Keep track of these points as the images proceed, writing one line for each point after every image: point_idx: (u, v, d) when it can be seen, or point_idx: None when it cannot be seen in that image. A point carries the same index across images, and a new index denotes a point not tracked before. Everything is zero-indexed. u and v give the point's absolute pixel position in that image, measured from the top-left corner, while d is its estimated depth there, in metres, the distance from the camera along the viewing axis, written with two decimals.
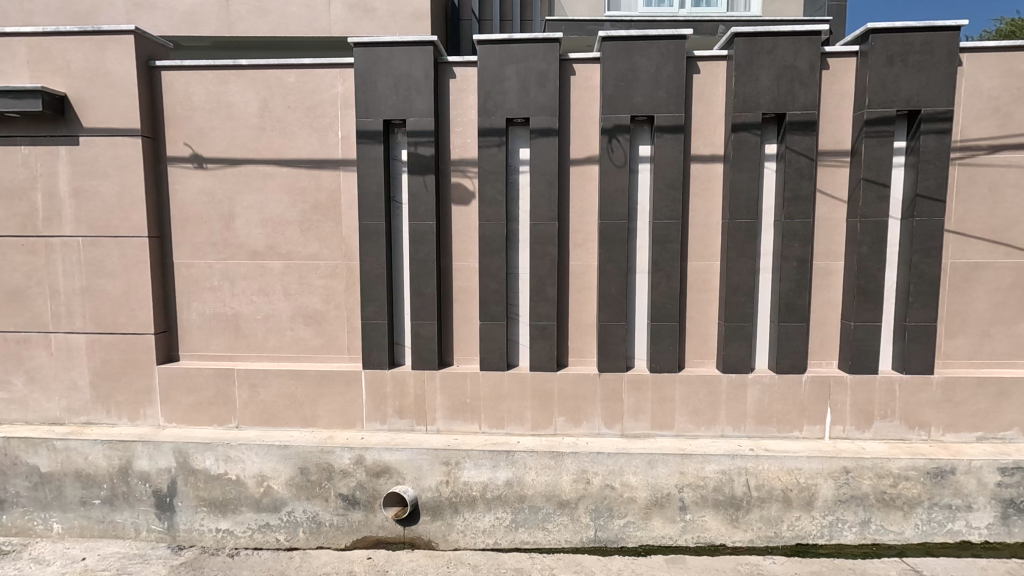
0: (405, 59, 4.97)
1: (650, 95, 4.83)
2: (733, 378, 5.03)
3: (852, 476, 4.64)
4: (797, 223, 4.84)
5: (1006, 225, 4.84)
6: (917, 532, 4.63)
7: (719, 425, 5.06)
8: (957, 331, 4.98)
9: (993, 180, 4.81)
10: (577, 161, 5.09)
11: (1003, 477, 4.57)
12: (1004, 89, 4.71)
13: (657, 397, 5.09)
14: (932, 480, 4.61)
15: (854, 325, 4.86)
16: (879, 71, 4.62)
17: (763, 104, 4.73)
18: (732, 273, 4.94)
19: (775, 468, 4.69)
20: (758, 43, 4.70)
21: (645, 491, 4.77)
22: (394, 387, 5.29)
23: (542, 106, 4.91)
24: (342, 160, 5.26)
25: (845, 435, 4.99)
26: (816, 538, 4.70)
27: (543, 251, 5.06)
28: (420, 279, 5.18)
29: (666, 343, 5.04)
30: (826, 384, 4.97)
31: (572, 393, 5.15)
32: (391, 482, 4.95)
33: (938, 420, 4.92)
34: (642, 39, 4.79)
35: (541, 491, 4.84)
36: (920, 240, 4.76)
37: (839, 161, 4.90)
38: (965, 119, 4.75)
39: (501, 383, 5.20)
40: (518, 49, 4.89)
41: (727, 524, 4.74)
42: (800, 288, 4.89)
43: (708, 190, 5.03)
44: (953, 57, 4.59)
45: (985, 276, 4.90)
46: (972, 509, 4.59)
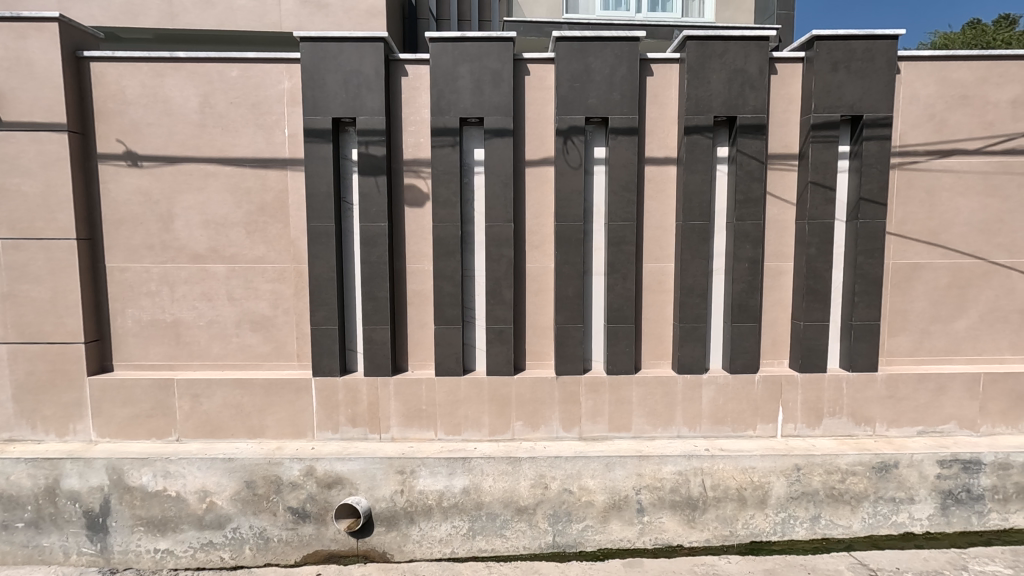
0: (355, 56, 4.81)
1: (605, 96, 4.82)
2: (688, 379, 5.06)
3: (803, 473, 4.74)
4: (749, 225, 4.91)
5: (942, 227, 5.04)
6: (864, 525, 4.76)
7: (675, 425, 5.09)
8: (899, 329, 5.15)
9: (930, 185, 5.00)
10: (533, 162, 5.03)
11: (942, 469, 4.74)
12: (939, 97, 4.91)
13: (614, 399, 5.08)
14: (877, 475, 4.74)
15: (803, 324, 4.97)
16: (825, 78, 4.74)
17: (714, 107, 4.79)
18: (687, 274, 4.97)
19: (729, 467, 4.74)
20: (710, 47, 4.75)
21: (603, 494, 4.75)
22: (347, 395, 5.11)
23: (496, 106, 4.84)
24: (290, 159, 5.06)
25: (796, 432, 5.09)
26: (770, 535, 4.77)
27: (499, 254, 4.98)
28: (373, 283, 5.01)
29: (622, 344, 5.04)
30: (778, 383, 5.06)
31: (530, 397, 5.09)
32: (343, 493, 4.76)
33: (882, 416, 5.08)
34: (596, 40, 4.78)
35: (499, 498, 4.75)
36: (864, 242, 4.91)
37: (788, 164, 5.00)
38: (904, 125, 4.93)
39: (457, 388, 5.09)
40: (472, 48, 4.80)
41: (684, 524, 4.76)
42: (752, 289, 4.97)
43: (663, 192, 5.06)
44: (892, 66, 4.76)
45: (924, 276, 5.09)
46: (914, 501, 4.74)
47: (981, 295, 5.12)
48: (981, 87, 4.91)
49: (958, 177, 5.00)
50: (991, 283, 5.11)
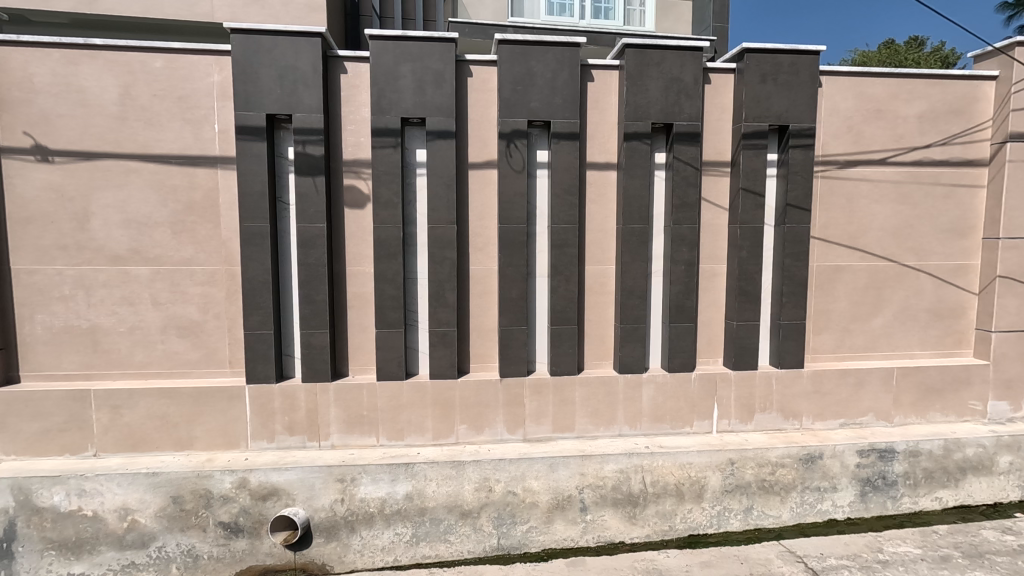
0: (291, 51, 4.64)
1: (547, 101, 4.87)
2: (629, 378, 5.17)
3: (736, 466, 4.94)
4: (685, 228, 5.08)
5: (860, 231, 5.38)
6: (793, 514, 5.01)
7: (617, 424, 5.19)
8: (823, 328, 5.47)
9: (849, 193, 5.33)
10: (476, 165, 5.02)
11: (861, 459, 5.06)
12: (856, 110, 5.25)
13: (558, 400, 5.12)
14: (804, 466, 5.01)
15: (736, 324, 5.19)
16: (754, 89, 4.97)
17: (652, 114, 4.92)
18: (627, 276, 5.09)
19: (668, 463, 4.87)
20: (647, 55, 4.88)
21: (547, 494, 4.78)
22: (283, 402, 4.92)
23: (439, 106, 4.80)
24: (220, 157, 4.82)
25: (730, 428, 5.30)
26: (706, 528, 4.94)
27: (442, 256, 4.93)
28: (310, 285, 4.84)
29: (565, 346, 5.10)
30: (713, 381, 5.26)
31: (474, 400, 5.06)
32: (280, 505, 4.57)
33: (808, 410, 5.36)
34: (538, 44, 4.82)
35: (442, 502, 4.70)
36: (791, 246, 5.18)
37: (721, 171, 5.21)
38: (826, 136, 5.24)
39: (400, 392, 5.00)
40: (413, 48, 4.73)
41: (626, 521, 4.86)
42: (688, 290, 5.14)
43: (604, 196, 5.16)
44: (814, 79, 5.05)
45: (844, 278, 5.42)
46: (836, 489, 5.04)
47: (895, 295, 5.51)
48: (892, 102, 5.29)
49: (873, 186, 5.36)
50: (904, 284, 5.51)
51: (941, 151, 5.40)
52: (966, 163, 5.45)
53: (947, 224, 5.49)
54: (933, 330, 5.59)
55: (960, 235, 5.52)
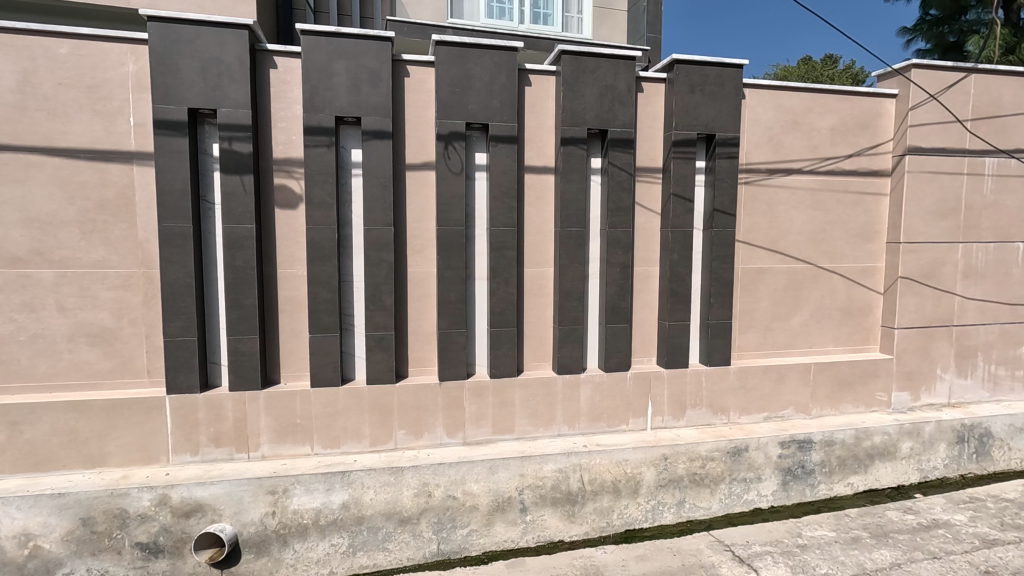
0: (215, 43, 4.41)
1: (485, 103, 4.88)
2: (568, 379, 5.26)
3: (669, 461, 5.12)
4: (620, 232, 5.23)
5: (781, 235, 5.72)
6: (722, 505, 5.26)
7: (556, 424, 5.26)
8: (747, 326, 5.77)
9: (770, 199, 5.66)
10: (413, 166, 4.95)
11: (783, 450, 5.37)
12: (776, 122, 5.58)
13: (497, 403, 5.13)
14: (732, 458, 5.26)
15: (669, 324, 5.39)
16: (683, 98, 5.19)
17: (588, 120, 5.04)
18: (565, 278, 5.17)
19: (605, 461, 4.99)
20: (583, 62, 4.99)
21: (487, 497, 4.78)
22: (208, 412, 4.66)
23: (374, 106, 4.70)
24: (136, 152, 4.52)
25: (664, 424, 5.50)
26: (641, 522, 5.10)
27: (379, 258, 4.83)
28: (238, 289, 4.62)
29: (505, 348, 5.12)
30: (647, 379, 5.43)
31: (412, 404, 4.99)
32: (204, 521, 4.32)
33: (735, 405, 5.64)
34: (476, 47, 4.82)
35: (380, 510, 4.59)
36: (718, 249, 5.44)
37: (653, 177, 5.40)
38: (749, 145, 5.54)
39: (335, 399, 4.85)
40: (347, 45, 4.61)
41: (565, 519, 4.93)
42: (623, 292, 5.29)
43: (542, 199, 5.22)
44: (738, 91, 5.33)
45: (766, 279, 5.75)
46: (761, 479, 5.33)
47: (811, 295, 5.90)
48: (807, 115, 5.66)
49: (791, 193, 5.71)
50: (819, 285, 5.90)
51: (850, 162, 5.84)
52: (872, 173, 5.91)
53: (856, 229, 5.94)
54: (845, 328, 6.03)
55: (867, 239, 5.99)
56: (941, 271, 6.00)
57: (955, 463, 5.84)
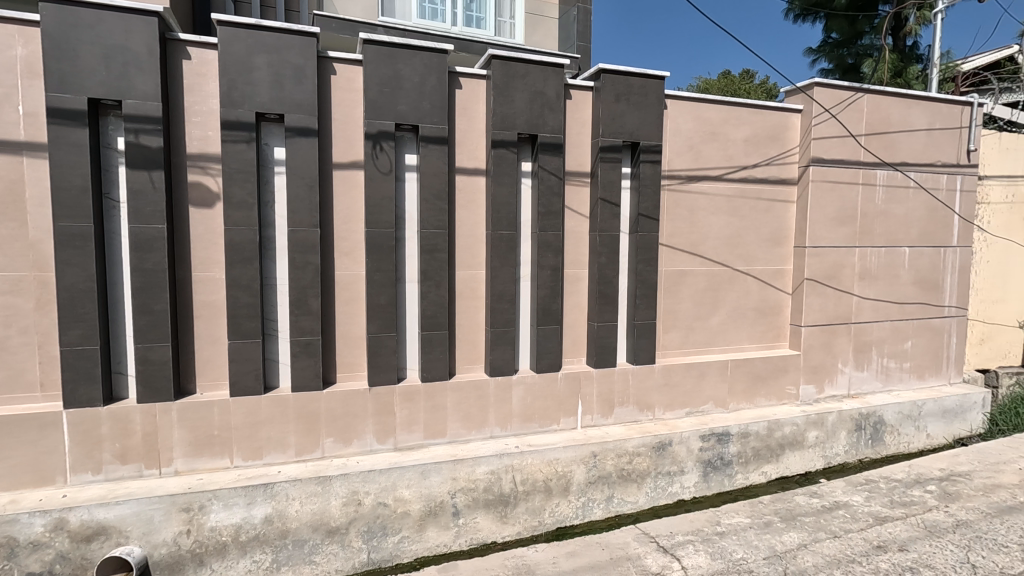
0: (120, 29, 4.10)
1: (415, 104, 4.83)
2: (500, 381, 5.28)
3: (598, 458, 5.27)
4: (550, 235, 5.32)
5: (700, 239, 6.04)
6: (648, 498, 5.49)
7: (488, 426, 5.28)
8: (671, 326, 6.04)
9: (690, 205, 5.96)
10: (341, 166, 4.82)
11: (704, 443, 5.66)
12: (696, 132, 5.88)
13: (429, 406, 5.08)
14: (657, 453, 5.49)
15: (597, 325, 5.54)
16: (610, 106, 5.37)
17: (518, 124, 5.10)
18: (496, 281, 5.20)
19: (536, 461, 5.06)
20: (513, 67, 5.05)
21: (419, 502, 4.72)
22: (113, 427, 4.32)
23: (299, 103, 4.53)
24: (27, 144, 4.12)
25: (593, 422, 5.65)
26: (572, 519, 5.24)
27: (304, 261, 4.66)
28: (147, 294, 4.31)
29: (437, 351, 5.08)
30: (577, 379, 5.55)
31: (341, 411, 4.84)
32: (108, 545, 3.99)
33: (660, 402, 5.88)
34: (405, 47, 4.77)
35: (307, 522, 4.43)
36: (643, 252, 5.66)
37: (582, 181, 5.54)
38: (671, 153, 5.81)
39: (257, 408, 4.62)
40: (269, 39, 4.43)
41: (497, 521, 4.97)
42: (554, 294, 5.39)
43: (473, 202, 5.23)
44: (660, 101, 5.59)
45: (688, 281, 6.05)
46: (683, 472, 5.60)
47: (728, 296, 6.26)
48: (723, 126, 6.01)
49: (709, 199, 6.04)
50: (735, 287, 6.28)
51: (762, 171, 6.25)
52: (781, 182, 6.37)
53: (767, 234, 6.36)
54: (758, 326, 6.44)
55: (777, 243, 6.43)
56: (840, 273, 6.55)
57: (854, 449, 6.39)
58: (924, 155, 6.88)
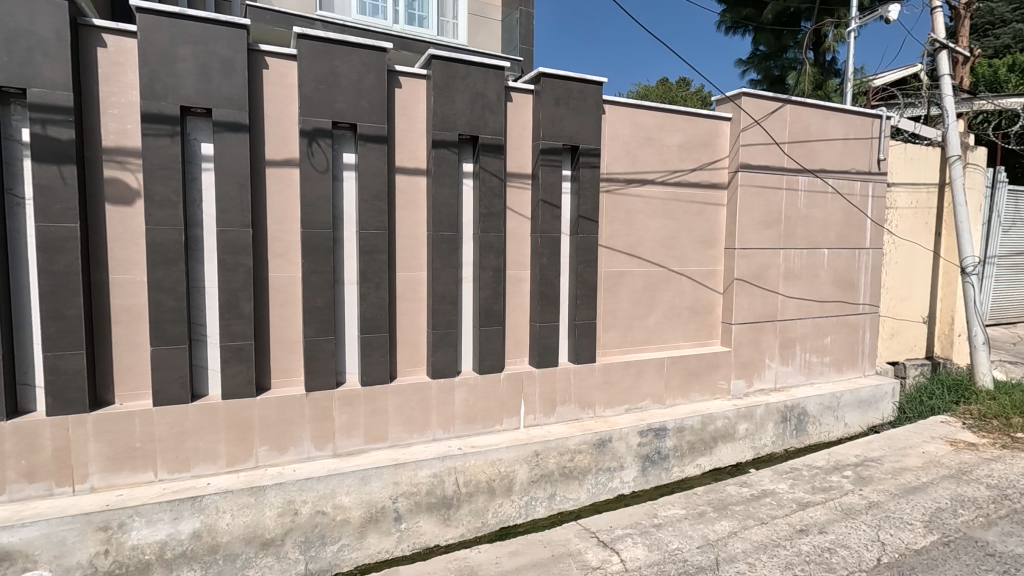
0: (24, 12, 3.78)
1: (352, 103, 4.73)
2: (442, 383, 5.25)
3: (541, 457, 5.33)
4: (492, 236, 5.34)
5: (638, 241, 6.23)
6: (589, 495, 5.61)
7: (431, 429, 5.23)
8: (611, 325, 6.19)
9: (628, 208, 6.14)
10: (274, 164, 4.64)
11: (642, 438, 5.84)
12: (632, 137, 6.07)
13: (369, 410, 4.98)
14: (597, 450, 5.61)
15: (539, 325, 5.61)
16: (549, 110, 5.45)
17: (459, 125, 5.09)
18: (438, 282, 5.17)
19: (479, 462, 5.06)
20: (453, 68, 5.03)
21: (359, 509, 4.61)
22: (17, 443, 3.97)
23: (228, 97, 4.34)
24: None
25: (536, 422, 5.71)
26: (515, 519, 5.28)
27: (235, 262, 4.46)
28: (57, 298, 3.99)
29: (377, 355, 4.99)
30: (520, 379, 5.60)
31: (275, 418, 4.67)
32: (13, 571, 3.67)
33: (600, 400, 6.02)
34: (342, 44, 4.66)
35: (239, 535, 4.24)
36: (583, 254, 5.79)
37: (524, 183, 5.59)
38: (609, 157, 5.96)
39: (183, 418, 4.38)
40: (194, 29, 4.22)
41: (440, 524, 4.94)
42: (496, 295, 5.41)
43: (413, 202, 5.17)
44: (598, 106, 5.72)
45: (626, 281, 6.22)
46: (623, 468, 5.76)
47: (664, 296, 6.49)
48: (659, 132, 6.22)
49: (646, 203, 6.24)
50: (671, 286, 6.52)
51: (695, 176, 6.52)
52: (713, 187, 6.66)
53: (700, 236, 6.64)
54: (692, 325, 6.71)
55: (709, 245, 6.72)
56: (767, 273, 6.92)
57: (780, 440, 6.78)
58: (840, 163, 7.39)
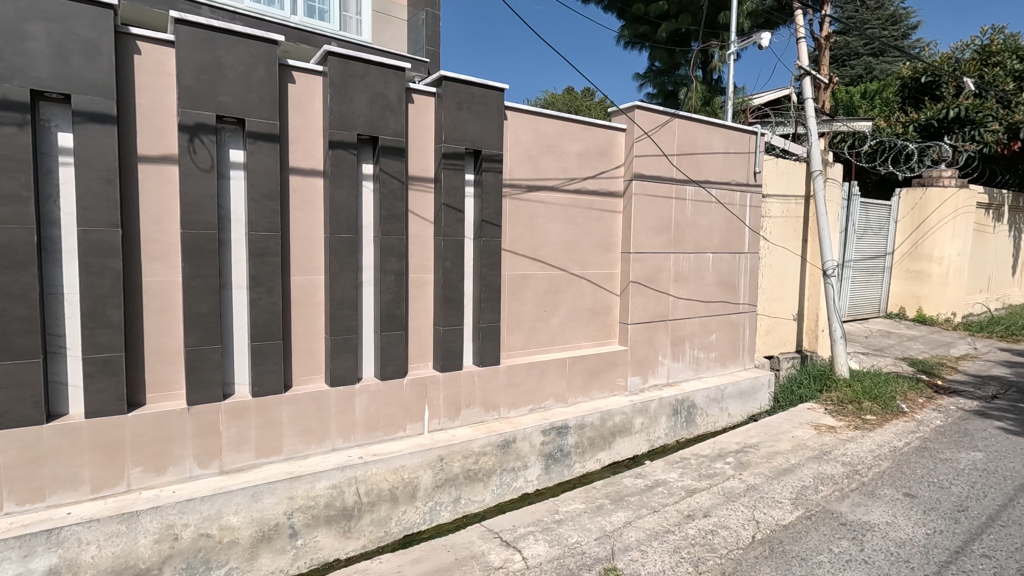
0: None
1: (240, 96, 4.45)
2: (341, 391, 5.07)
3: (445, 461, 5.31)
4: (394, 239, 5.25)
5: (540, 245, 6.40)
6: (494, 496, 5.67)
7: (329, 439, 5.03)
8: (515, 328, 6.30)
9: (530, 212, 6.28)
10: (149, 159, 4.26)
11: (545, 437, 6.00)
12: (534, 144, 6.22)
13: (261, 423, 4.70)
14: (501, 450, 5.68)
15: (443, 329, 5.60)
16: (451, 113, 5.45)
17: (357, 125, 4.95)
18: (336, 286, 4.99)
19: (381, 470, 4.95)
20: (351, 66, 4.89)
21: (249, 528, 4.33)
22: None
23: (91, 83, 3.91)
24: None
25: (440, 426, 5.67)
26: (419, 526, 5.22)
27: (101, 266, 4.02)
28: None
29: (269, 364, 4.73)
30: (423, 384, 5.54)
31: (151, 436, 4.27)
32: None
33: (505, 401, 6.10)
34: (227, 33, 4.37)
35: (107, 568, 3.83)
36: (486, 257, 5.85)
37: (426, 186, 5.55)
38: (511, 163, 6.07)
39: (36, 441, 3.88)
40: (49, 4, 3.76)
41: (340, 537, 4.77)
42: (398, 299, 5.33)
43: (309, 203, 4.96)
44: (499, 112, 5.82)
45: (530, 284, 6.37)
46: (527, 467, 5.89)
47: (566, 298, 6.72)
48: (559, 140, 6.43)
49: (548, 208, 6.43)
50: (572, 289, 6.76)
51: (593, 183, 6.81)
52: (610, 194, 7.00)
53: (598, 241, 6.94)
54: (593, 325, 7.00)
55: (607, 249, 7.05)
56: (659, 276, 7.38)
57: (672, 432, 7.26)
58: (723, 174, 8.05)
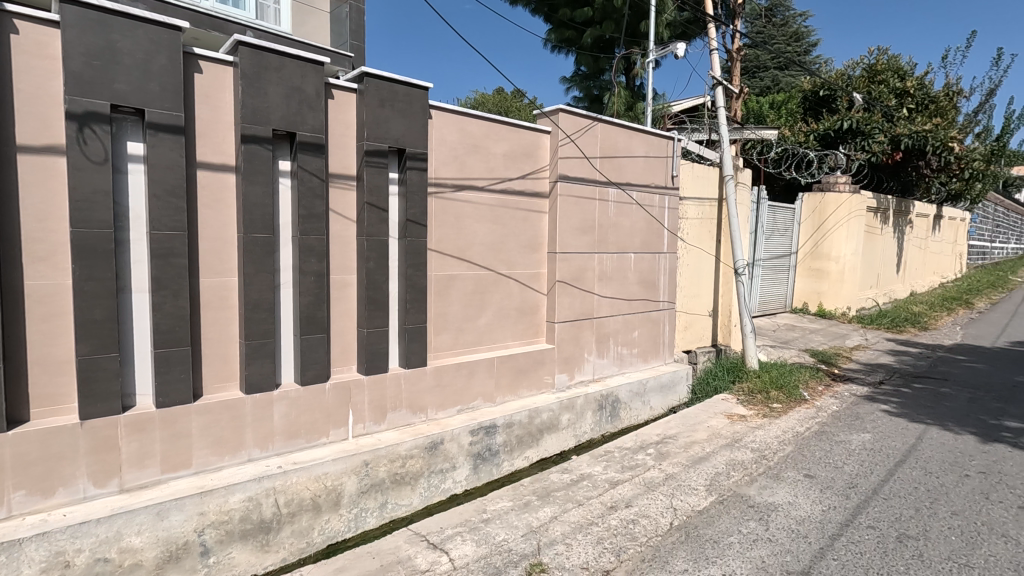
0: None
1: (138, 85, 4.12)
2: (257, 398, 4.83)
3: (370, 466, 5.19)
4: (313, 239, 5.07)
5: (467, 245, 6.39)
6: (422, 499, 5.61)
7: (245, 449, 4.77)
8: (442, 328, 6.26)
9: (457, 212, 6.26)
10: (30, 150, 3.86)
11: (473, 437, 6.01)
12: (460, 143, 6.21)
13: (167, 435, 4.39)
14: (429, 453, 5.63)
15: (367, 331, 5.46)
16: (374, 110, 5.33)
17: (272, 119, 4.73)
18: (250, 289, 4.75)
19: (302, 479, 4.76)
20: (265, 57, 4.67)
21: (154, 549, 4.03)
22: None
23: None
24: None
25: (365, 430, 5.54)
26: (344, 534, 5.08)
27: None
28: None
29: (176, 372, 4.42)
30: (347, 388, 5.39)
31: (36, 456, 3.88)
32: None
33: (432, 402, 6.05)
34: (124, 16, 4.04)
35: None
36: (411, 258, 5.77)
37: (348, 184, 5.39)
38: (437, 162, 6.02)
39: None
40: None
41: (258, 551, 4.55)
42: (318, 301, 5.15)
43: (220, 201, 4.68)
44: (423, 111, 5.75)
45: (456, 284, 6.35)
46: (455, 468, 5.87)
47: (493, 298, 6.75)
48: (484, 140, 6.45)
49: (475, 208, 6.43)
50: (499, 288, 6.81)
51: (519, 184, 6.89)
52: (536, 195, 7.11)
53: (525, 241, 7.03)
54: (520, 324, 7.08)
55: (534, 249, 7.16)
56: (584, 275, 7.59)
57: (597, 427, 7.48)
58: (643, 177, 8.39)
